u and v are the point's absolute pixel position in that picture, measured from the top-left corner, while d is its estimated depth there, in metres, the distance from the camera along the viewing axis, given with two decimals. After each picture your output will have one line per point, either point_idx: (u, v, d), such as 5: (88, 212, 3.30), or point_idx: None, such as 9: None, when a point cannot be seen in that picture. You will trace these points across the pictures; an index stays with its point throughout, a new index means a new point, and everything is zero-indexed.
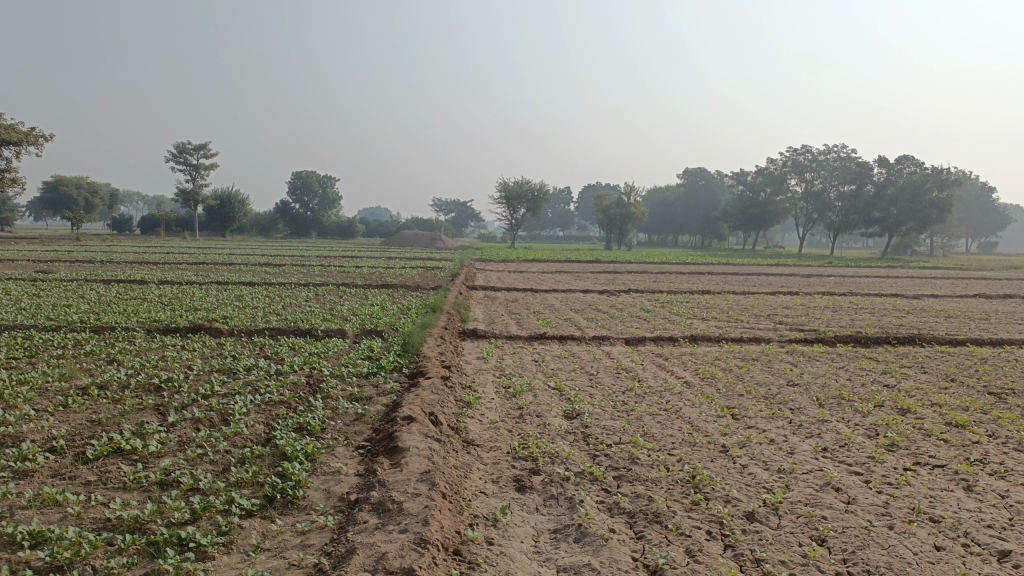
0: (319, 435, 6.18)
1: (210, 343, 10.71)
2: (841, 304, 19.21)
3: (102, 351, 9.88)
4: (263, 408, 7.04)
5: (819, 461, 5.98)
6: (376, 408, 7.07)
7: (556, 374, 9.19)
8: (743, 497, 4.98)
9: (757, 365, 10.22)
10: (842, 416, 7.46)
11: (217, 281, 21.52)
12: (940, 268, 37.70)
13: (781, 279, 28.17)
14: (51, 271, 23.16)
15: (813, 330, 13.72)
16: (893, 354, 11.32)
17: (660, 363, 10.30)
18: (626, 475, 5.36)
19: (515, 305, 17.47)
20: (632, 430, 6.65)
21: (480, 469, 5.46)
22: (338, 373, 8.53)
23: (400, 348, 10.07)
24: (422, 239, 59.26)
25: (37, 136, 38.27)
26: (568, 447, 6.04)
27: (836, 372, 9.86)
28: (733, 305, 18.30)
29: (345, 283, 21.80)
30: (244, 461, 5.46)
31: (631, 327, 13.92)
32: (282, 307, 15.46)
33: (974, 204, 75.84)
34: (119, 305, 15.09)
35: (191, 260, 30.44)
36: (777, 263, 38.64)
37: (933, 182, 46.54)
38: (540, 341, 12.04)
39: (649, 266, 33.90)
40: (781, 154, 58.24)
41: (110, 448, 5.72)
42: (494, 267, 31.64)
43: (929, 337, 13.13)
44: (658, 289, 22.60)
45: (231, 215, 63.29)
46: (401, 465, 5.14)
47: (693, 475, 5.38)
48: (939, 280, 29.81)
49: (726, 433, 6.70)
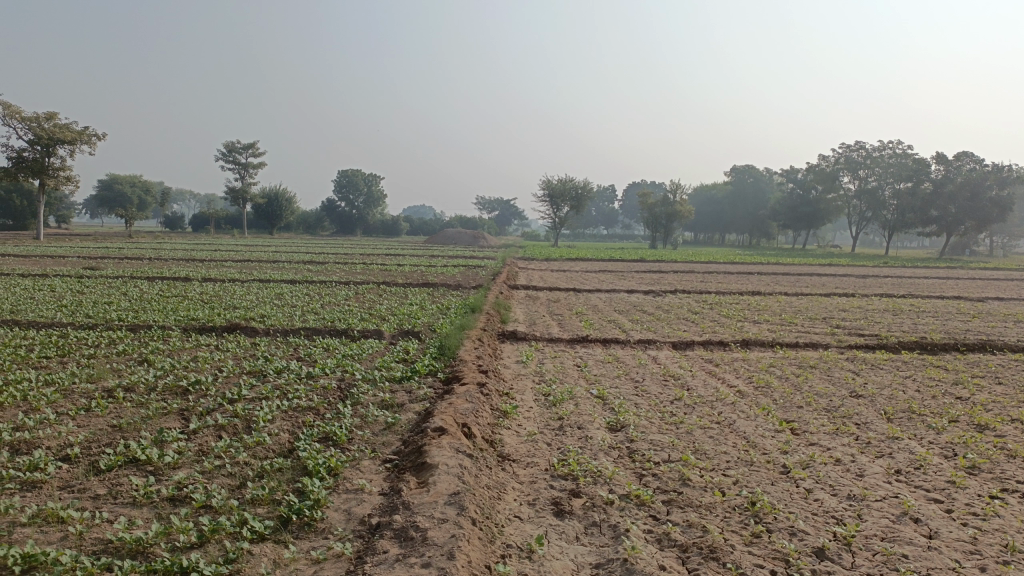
0: (345, 447, 5.79)
1: (244, 343, 10.46)
2: (901, 307, 18.25)
3: (135, 351, 9.67)
4: (290, 415, 6.68)
5: (892, 486, 5.37)
6: (408, 416, 6.65)
7: (598, 381, 8.66)
8: (810, 530, 4.43)
9: (815, 373, 9.56)
10: (914, 433, 6.81)
11: (259, 278, 21.43)
12: (1003, 269, 36.02)
13: (833, 280, 27.09)
14: (99, 268, 23.41)
15: (873, 335, 12.97)
16: (963, 363, 10.51)
17: (709, 370, 9.72)
18: (677, 500, 4.84)
19: (557, 305, 17.01)
20: (682, 446, 6.11)
21: (516, 490, 5.00)
22: (370, 377, 8.16)
23: (437, 351, 9.68)
24: (465, 237, 59.06)
25: (92, 135, 39.03)
26: (611, 465, 5.54)
27: (902, 382, 9.13)
28: (785, 308, 17.52)
29: (385, 281, 21.54)
30: (262, 476, 5.08)
31: (678, 330, 13.30)
32: (320, 306, 15.22)
33: None
34: (160, 303, 15.03)
35: (236, 258, 30.69)
36: (830, 263, 37.33)
37: (993, 179, 44.56)
38: (583, 344, 11.54)
39: (696, 265, 32.99)
40: (833, 151, 56.68)
41: (125, 457, 5.41)
42: (537, 266, 31.19)
43: (1000, 344, 12.24)
44: (706, 290, 21.86)
45: (278, 213, 63.85)
46: (428, 484, 4.70)
47: (752, 502, 4.83)
48: (1003, 282, 28.37)
49: (786, 451, 6.12)
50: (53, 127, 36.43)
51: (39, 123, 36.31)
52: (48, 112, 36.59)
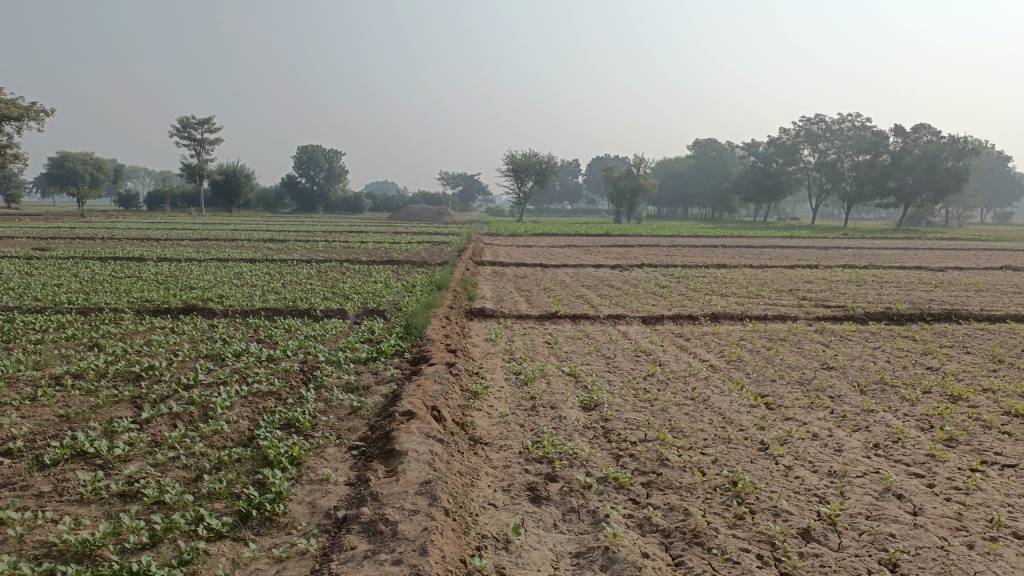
0: (308, 434, 5.50)
1: (201, 325, 10.06)
2: (865, 278, 18.38)
3: (85, 335, 9.21)
4: (249, 401, 6.37)
5: (872, 461, 5.27)
6: (374, 399, 6.39)
7: (570, 359, 8.48)
8: (794, 511, 4.29)
9: (786, 346, 9.50)
10: (889, 405, 6.74)
11: (217, 258, 20.79)
12: (958, 239, 36.71)
13: (796, 252, 27.28)
14: (48, 249, 22.51)
15: (840, 306, 12.99)
16: (931, 333, 10.54)
17: (681, 345, 9.58)
18: (656, 482, 4.67)
19: (524, 281, 16.79)
20: (658, 424, 5.95)
21: (489, 475, 4.78)
22: (334, 359, 7.85)
23: (403, 331, 9.39)
24: (429, 213, 58.44)
25: (39, 111, 37.55)
26: (587, 446, 5.35)
27: (873, 354, 9.10)
28: (752, 281, 17.49)
29: (349, 259, 21.05)
30: (219, 467, 4.79)
31: (646, 304, 13.18)
32: (281, 285, 14.77)
33: (990, 172, 74.38)
34: (112, 284, 14.47)
35: (194, 236, 29.89)
36: (792, 236, 37.56)
37: (949, 151, 45.26)
38: (551, 320, 11.36)
39: (661, 240, 33.02)
40: (794, 124, 57.09)
41: (71, 451, 5.07)
42: (503, 241, 30.94)
43: (964, 313, 12.34)
44: (671, 264, 21.85)
45: (237, 190, 62.33)
46: (397, 473, 4.46)
47: (733, 482, 4.68)
48: (963, 251, 28.86)
49: (764, 427, 5.99)
50: None
51: None
52: None
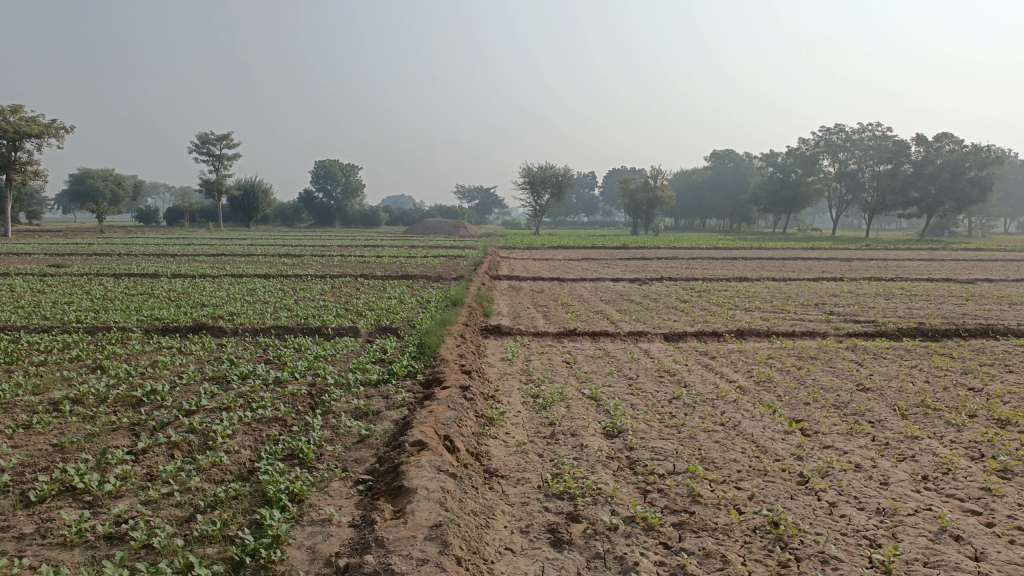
0: (312, 466, 5.15)
1: (209, 344, 9.79)
2: (892, 291, 17.84)
3: (90, 357, 8.95)
4: (253, 428, 6.03)
5: (923, 497, 4.83)
6: (384, 427, 6.04)
7: (590, 380, 8.09)
8: (844, 558, 3.87)
9: (818, 365, 9.04)
10: (934, 432, 6.28)
11: (231, 274, 20.57)
12: (984, 250, 35.87)
13: (818, 264, 26.78)
14: (64, 266, 22.40)
15: (870, 321, 12.50)
16: (969, 350, 10.05)
17: (706, 364, 9.16)
18: (689, 523, 4.26)
19: (541, 296, 16.44)
20: (687, 454, 5.54)
21: (506, 514, 4.41)
22: (343, 382, 7.50)
23: (416, 350, 9.05)
24: (445, 227, 58.25)
25: (59, 129, 37.76)
26: (610, 479, 4.96)
27: (910, 373, 8.63)
28: (775, 294, 17.01)
29: (363, 274, 20.77)
30: (215, 505, 4.44)
31: (668, 320, 12.76)
32: (294, 302, 14.51)
33: (1014, 181, 73.22)
34: (123, 302, 14.23)
35: (210, 252, 29.83)
36: (812, 248, 37.03)
37: (973, 160, 44.37)
38: (570, 337, 10.99)
39: (680, 252, 32.54)
40: (813, 134, 56.33)
41: (59, 486, 4.75)
42: (519, 255, 30.66)
43: (1002, 328, 11.81)
44: (692, 276, 21.37)
45: (254, 205, 62.61)
46: (406, 515, 4.08)
47: (775, 523, 4.26)
48: (990, 262, 28.21)
49: (802, 457, 5.56)
50: (18, 122, 35.13)
51: (3, 117, 34.99)
52: (13, 106, 35.31)
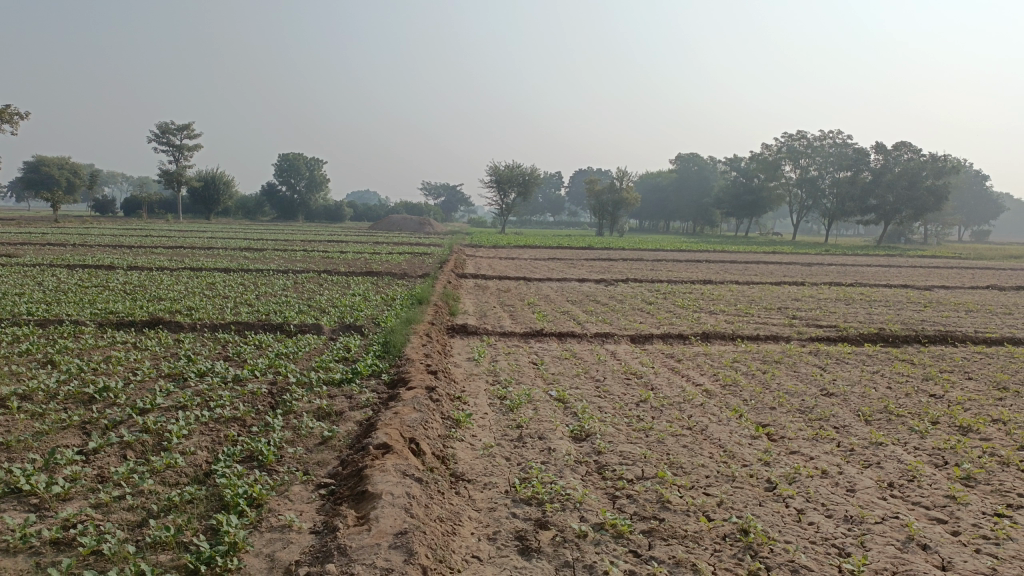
0: (272, 469, 4.99)
1: (166, 340, 9.50)
2: (852, 296, 18.12)
3: (40, 351, 8.61)
4: (211, 428, 5.83)
5: (889, 504, 4.84)
6: (347, 428, 5.89)
7: (557, 381, 8.01)
8: (814, 567, 3.84)
9: (783, 369, 9.09)
10: (898, 438, 6.33)
11: (190, 267, 20.10)
12: (939, 258, 36.69)
13: (780, 269, 27.11)
14: (15, 256, 21.67)
15: (833, 326, 12.64)
16: (929, 357, 10.21)
17: (672, 367, 9.15)
18: (658, 530, 4.20)
19: (507, 295, 16.35)
20: (655, 459, 5.49)
21: (472, 521, 4.30)
22: (305, 381, 7.31)
23: (380, 349, 8.88)
24: (411, 223, 57.89)
25: (13, 115, 36.65)
26: (578, 485, 4.88)
27: (873, 379, 8.72)
28: (739, 298, 17.15)
29: (327, 270, 20.48)
30: (169, 510, 4.26)
31: (634, 322, 12.75)
32: (255, 297, 14.21)
33: (967, 191, 75.14)
34: (77, 294, 13.78)
35: (169, 244, 29.15)
36: (774, 251, 37.53)
37: (930, 169, 45.42)
38: (537, 338, 10.91)
39: (645, 254, 32.70)
40: (776, 140, 57.13)
41: (3, 487, 4.51)
42: (485, 253, 30.53)
43: (959, 335, 12.03)
44: (657, 278, 21.46)
45: (215, 197, 61.51)
46: (369, 521, 3.95)
47: (745, 531, 4.22)
48: (945, 270, 28.85)
49: (769, 463, 5.54)
50: None
51: None
52: None
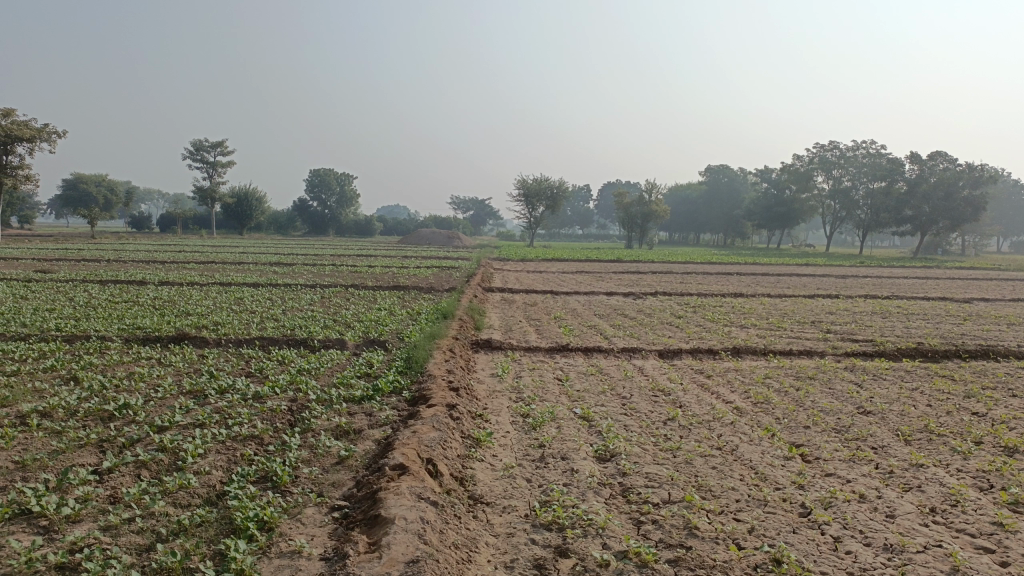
0: (287, 489, 4.86)
1: (190, 355, 9.47)
2: (889, 310, 17.64)
3: (64, 367, 8.60)
4: (227, 447, 5.73)
5: (931, 531, 4.57)
6: (365, 447, 5.76)
7: (582, 398, 7.81)
8: None
9: (817, 386, 8.78)
10: (939, 459, 6.03)
11: (220, 282, 20.21)
12: (978, 269, 35.71)
13: (813, 281, 26.58)
14: (50, 271, 22.02)
15: (869, 340, 12.27)
16: (970, 372, 9.82)
17: (702, 383, 8.90)
18: (685, 559, 3.99)
19: (534, 309, 16.18)
20: (682, 481, 5.27)
21: (489, 547, 4.13)
22: (325, 398, 7.20)
23: (403, 365, 8.75)
24: (439, 237, 57.99)
25: (51, 134, 37.44)
26: (601, 508, 4.68)
27: (912, 396, 8.37)
28: (771, 311, 16.78)
29: (354, 284, 20.49)
30: (179, 533, 4.14)
31: (662, 336, 12.51)
32: (281, 312, 14.20)
33: (1006, 201, 73.33)
34: (107, 310, 13.88)
35: (201, 260, 29.47)
36: (807, 263, 36.91)
37: (967, 179, 44.32)
38: (562, 353, 10.72)
39: (675, 266, 32.32)
40: (808, 150, 56.31)
41: (14, 507, 4.43)
42: (513, 267, 30.40)
43: (1001, 349, 11.58)
44: (687, 291, 21.11)
45: (248, 213, 62.24)
46: (381, 548, 3.80)
47: (777, 561, 3.99)
48: (985, 281, 28.08)
49: (803, 486, 5.30)
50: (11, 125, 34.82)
51: None
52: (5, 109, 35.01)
